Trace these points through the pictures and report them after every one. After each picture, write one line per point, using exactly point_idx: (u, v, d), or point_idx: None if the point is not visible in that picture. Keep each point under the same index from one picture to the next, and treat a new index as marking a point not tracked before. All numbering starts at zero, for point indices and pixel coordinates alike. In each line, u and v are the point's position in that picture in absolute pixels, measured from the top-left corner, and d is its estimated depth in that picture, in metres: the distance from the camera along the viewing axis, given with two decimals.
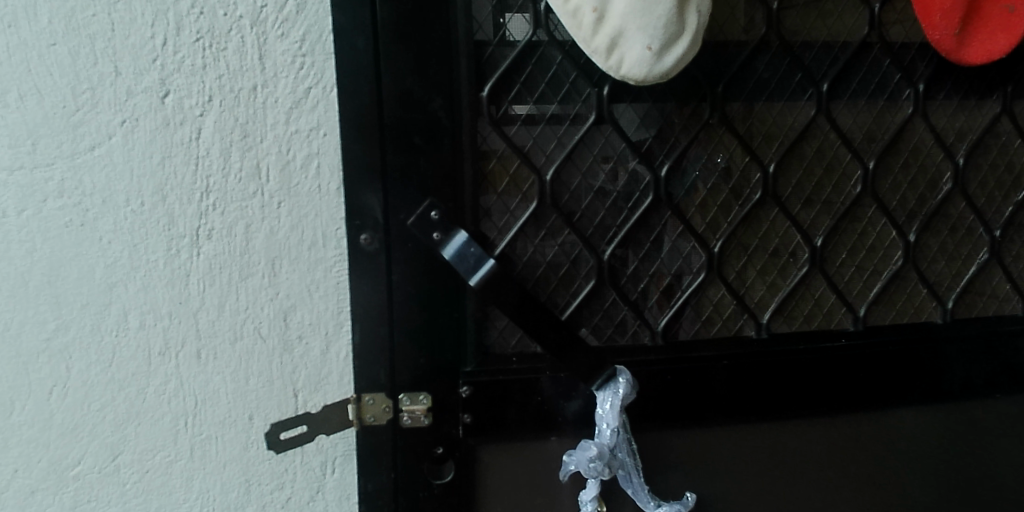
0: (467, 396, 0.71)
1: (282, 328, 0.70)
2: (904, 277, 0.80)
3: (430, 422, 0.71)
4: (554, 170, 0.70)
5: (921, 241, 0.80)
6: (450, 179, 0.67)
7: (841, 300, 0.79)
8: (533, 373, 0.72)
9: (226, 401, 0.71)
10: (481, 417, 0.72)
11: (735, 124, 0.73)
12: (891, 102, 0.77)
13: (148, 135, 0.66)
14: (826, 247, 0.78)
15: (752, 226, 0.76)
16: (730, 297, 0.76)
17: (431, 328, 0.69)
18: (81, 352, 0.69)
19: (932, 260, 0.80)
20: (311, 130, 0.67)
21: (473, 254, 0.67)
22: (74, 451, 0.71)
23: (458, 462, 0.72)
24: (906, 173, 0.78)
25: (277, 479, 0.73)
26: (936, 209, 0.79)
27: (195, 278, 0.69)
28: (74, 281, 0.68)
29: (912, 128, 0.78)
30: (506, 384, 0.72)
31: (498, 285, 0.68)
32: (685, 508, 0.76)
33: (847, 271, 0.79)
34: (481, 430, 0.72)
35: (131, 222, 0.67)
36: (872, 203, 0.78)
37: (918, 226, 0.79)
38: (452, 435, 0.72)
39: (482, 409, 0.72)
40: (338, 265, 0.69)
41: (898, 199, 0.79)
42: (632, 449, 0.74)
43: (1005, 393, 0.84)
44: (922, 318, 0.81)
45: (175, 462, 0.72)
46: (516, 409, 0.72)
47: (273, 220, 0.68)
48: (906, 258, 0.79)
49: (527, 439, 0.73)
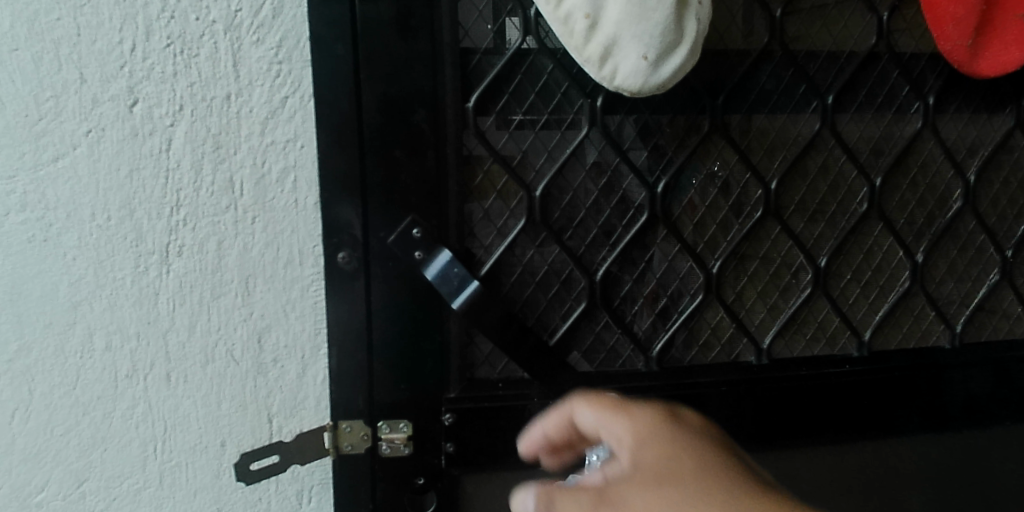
0: (450, 424, 0.68)
1: (256, 350, 0.67)
2: (911, 299, 0.76)
3: (411, 450, 0.68)
4: (544, 186, 0.66)
5: (929, 261, 0.76)
6: (433, 194, 0.64)
7: (846, 324, 0.75)
8: (520, 400, 0.69)
9: (198, 426, 0.68)
10: (465, 446, 0.68)
11: (736, 138, 0.70)
12: (900, 116, 0.73)
13: (115, 146, 0.62)
14: (830, 267, 0.74)
15: (754, 245, 0.72)
16: (729, 320, 0.73)
17: (413, 352, 0.66)
18: (44, 374, 0.65)
19: (940, 281, 0.77)
20: (288, 142, 0.63)
21: (457, 274, 0.65)
22: (35, 479, 0.67)
23: (441, 492, 0.69)
24: (914, 190, 0.75)
25: (250, 508, 0.70)
26: (946, 228, 0.76)
27: (165, 296, 0.65)
28: (38, 299, 0.64)
29: (921, 142, 0.74)
30: (490, 412, 0.68)
31: (483, 308, 0.65)
32: None
33: (852, 293, 0.75)
34: (465, 460, 0.69)
35: (97, 238, 0.63)
36: (879, 221, 0.74)
37: (926, 246, 0.75)
38: (435, 465, 0.68)
39: (467, 437, 0.68)
40: (315, 285, 0.66)
41: (906, 218, 0.75)
42: None
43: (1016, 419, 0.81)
44: (930, 343, 0.77)
45: (144, 490, 0.68)
46: (503, 436, 0.69)
47: (247, 236, 0.64)
48: (914, 279, 0.76)
49: (513, 469, 0.70)
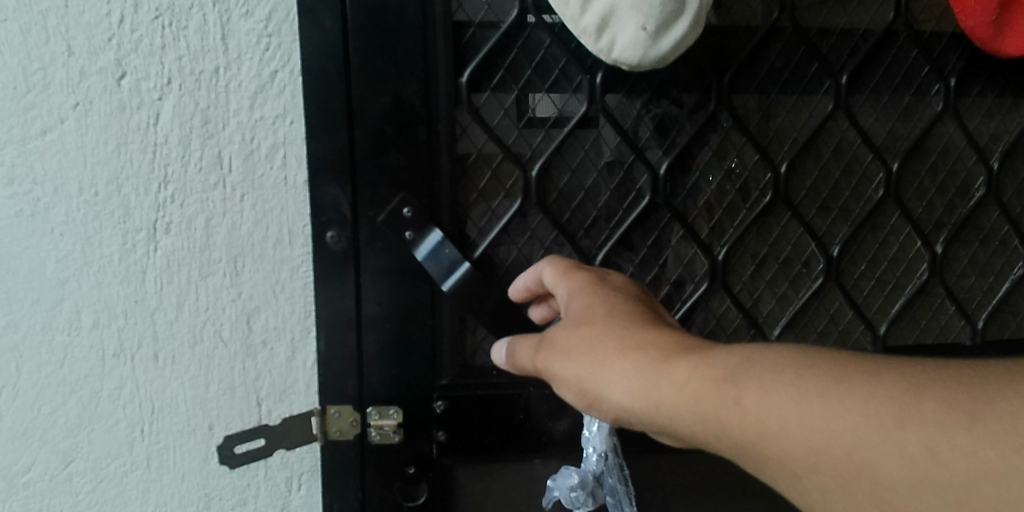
0: (442, 412, 0.66)
1: (245, 331, 0.65)
2: (930, 293, 0.73)
3: (401, 438, 0.65)
4: (540, 166, 0.64)
5: (949, 253, 0.72)
6: (425, 173, 0.62)
7: (860, 317, 0.72)
8: (515, 389, 0.67)
9: (185, 408, 0.66)
10: (457, 436, 0.66)
11: (744, 119, 0.67)
12: (919, 98, 0.70)
13: (103, 120, 0.61)
14: (843, 257, 0.71)
15: (762, 233, 0.69)
16: (735, 311, 0.70)
17: (404, 335, 0.64)
18: (32, 351, 0.64)
19: (961, 274, 0.73)
20: (277, 118, 0.62)
21: (447, 256, 0.63)
22: (24, 458, 0.66)
23: (432, 483, 0.67)
24: (933, 177, 0.71)
25: (238, 494, 0.68)
26: (967, 218, 0.72)
27: (152, 274, 0.64)
28: (25, 275, 0.63)
29: (941, 127, 0.71)
30: (484, 400, 0.66)
31: (473, 290, 0.64)
32: None
33: (867, 284, 0.72)
34: (457, 450, 0.67)
35: (84, 213, 0.62)
36: (896, 210, 0.71)
37: (946, 237, 0.72)
38: (426, 454, 0.66)
39: (460, 425, 0.66)
40: (305, 265, 0.64)
41: (924, 206, 0.71)
42: (624, 474, 0.68)
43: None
44: (949, 339, 0.74)
45: (131, 473, 0.67)
46: (497, 428, 0.67)
47: (236, 214, 0.63)
48: (932, 271, 0.72)
49: (508, 461, 0.68)
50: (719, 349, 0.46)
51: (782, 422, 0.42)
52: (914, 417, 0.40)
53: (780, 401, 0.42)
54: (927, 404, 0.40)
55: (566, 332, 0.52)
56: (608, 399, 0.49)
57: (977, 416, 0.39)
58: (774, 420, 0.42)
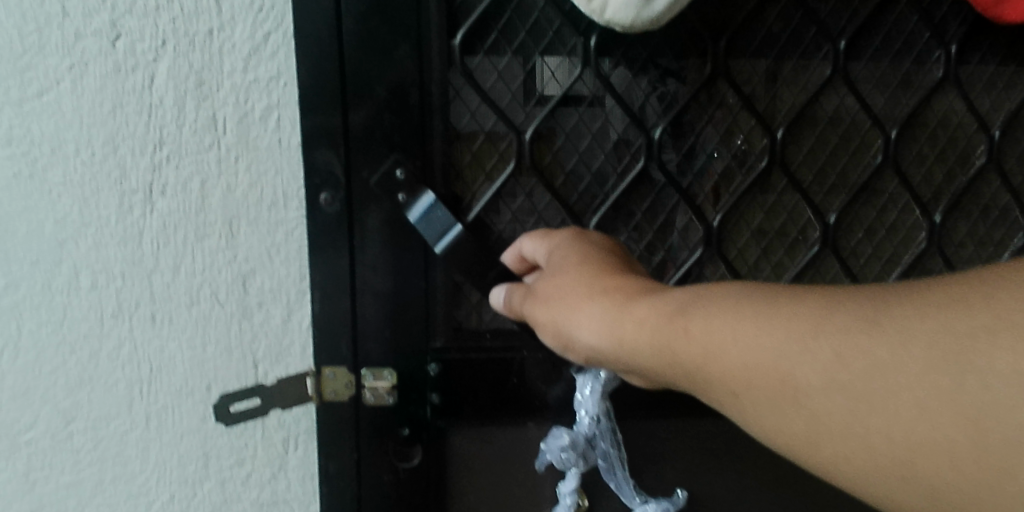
0: (436, 373, 0.67)
1: (241, 293, 0.66)
2: (928, 264, 0.72)
3: (395, 401, 0.66)
4: (534, 129, 0.64)
5: (948, 224, 0.72)
6: (418, 135, 0.62)
7: (857, 286, 0.72)
8: (509, 352, 0.67)
9: (183, 369, 0.67)
10: (451, 398, 0.67)
11: (740, 83, 0.66)
12: (919, 65, 0.69)
13: (97, 81, 0.61)
14: (840, 225, 0.71)
15: (758, 200, 0.69)
16: (730, 278, 0.70)
17: (398, 298, 0.65)
18: (32, 311, 0.65)
19: (960, 245, 0.72)
20: (271, 80, 0.62)
21: (440, 218, 0.62)
22: (26, 416, 0.68)
23: (426, 445, 0.68)
24: (933, 145, 0.71)
25: (236, 454, 0.69)
26: (966, 187, 0.71)
27: (149, 236, 0.64)
28: (24, 236, 0.64)
29: (942, 95, 0.70)
30: (478, 362, 0.67)
31: (465, 253, 0.63)
32: (673, 507, 0.71)
33: (863, 253, 0.71)
34: (451, 412, 0.68)
35: (82, 175, 0.63)
36: (894, 178, 0.70)
37: (945, 206, 0.71)
38: (420, 417, 0.67)
39: (453, 387, 0.67)
40: (299, 228, 0.65)
41: (923, 174, 0.71)
42: (618, 440, 0.70)
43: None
44: None
45: (131, 432, 0.68)
46: (490, 392, 0.68)
47: (231, 176, 0.64)
48: (931, 241, 0.72)
49: (502, 423, 0.68)
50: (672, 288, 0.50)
51: (721, 347, 0.46)
52: (831, 330, 0.43)
53: (718, 327, 0.46)
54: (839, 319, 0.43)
55: (544, 281, 0.56)
56: (580, 337, 0.53)
57: (877, 322, 0.42)
58: (715, 345, 0.46)
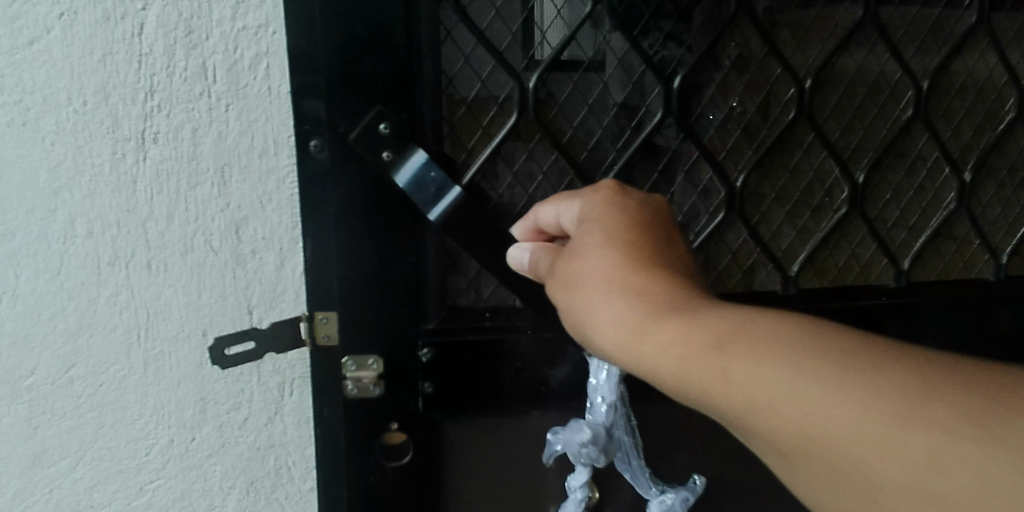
0: (426, 361, 0.69)
1: (234, 241, 0.67)
2: (955, 224, 0.77)
3: (381, 391, 0.68)
4: (537, 77, 0.65)
5: (978, 182, 0.76)
6: (404, 80, 0.62)
7: (883, 252, 0.76)
8: (502, 336, 0.70)
9: (179, 315, 0.69)
10: (442, 387, 0.70)
11: (766, 30, 0.68)
12: (950, 11, 0.71)
13: (86, 30, 0.62)
14: (868, 184, 0.74)
15: (784, 157, 0.72)
16: (752, 244, 0.73)
17: (382, 263, 0.66)
18: (29, 259, 0.66)
19: (987, 205, 0.77)
20: (260, 28, 0.63)
21: (432, 180, 0.64)
22: (27, 362, 0.69)
23: (418, 435, 0.71)
24: (964, 98, 0.74)
25: (233, 399, 0.71)
26: (996, 142, 0.75)
27: (143, 184, 0.66)
28: (18, 185, 0.65)
29: (977, 41, 0.72)
30: (469, 347, 0.69)
31: (462, 215, 0.65)
32: (692, 495, 0.77)
33: (891, 212, 0.75)
34: (441, 402, 0.70)
35: (74, 123, 0.64)
36: (924, 130, 0.74)
37: (973, 163, 0.75)
38: (411, 408, 0.70)
39: (444, 376, 0.69)
40: (291, 176, 0.66)
41: (954, 129, 0.74)
42: (632, 428, 0.73)
43: (1004, 341, 0.80)
44: (972, 273, 0.79)
45: (129, 377, 0.70)
46: (484, 377, 0.70)
47: (222, 124, 0.65)
48: (959, 200, 0.76)
49: (492, 411, 0.71)
50: (714, 309, 0.45)
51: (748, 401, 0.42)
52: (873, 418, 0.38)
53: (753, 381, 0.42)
54: (899, 377, 0.39)
55: (573, 264, 0.52)
56: (597, 331, 0.49)
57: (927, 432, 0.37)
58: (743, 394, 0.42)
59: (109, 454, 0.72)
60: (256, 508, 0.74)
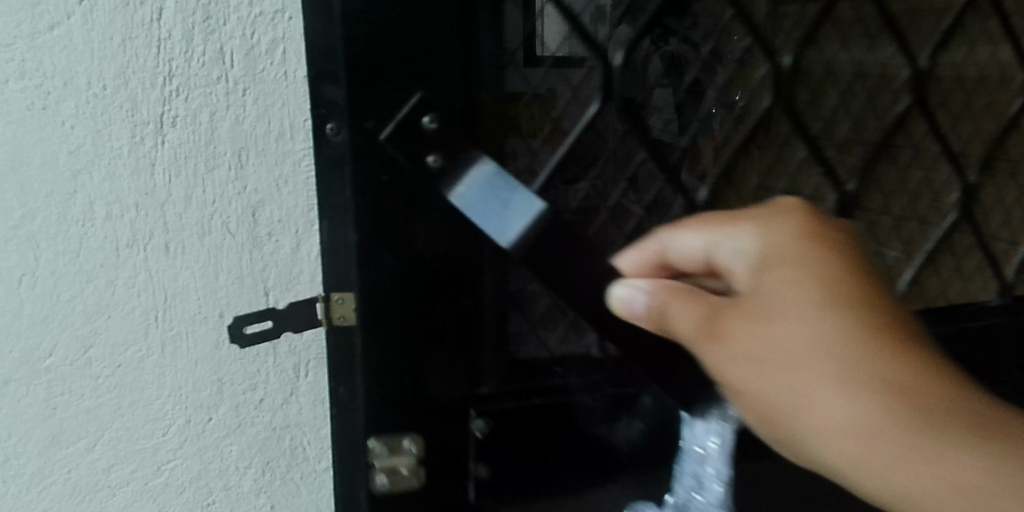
0: (480, 434, 0.72)
1: (251, 223, 0.68)
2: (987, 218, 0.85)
3: (417, 482, 0.70)
4: (620, 57, 0.67)
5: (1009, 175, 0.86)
6: (468, 59, 0.64)
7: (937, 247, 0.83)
8: (562, 401, 0.74)
9: (196, 297, 0.70)
10: (496, 466, 0.74)
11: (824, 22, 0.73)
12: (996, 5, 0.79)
13: (106, 16, 0.63)
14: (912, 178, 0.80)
15: (834, 150, 0.76)
16: None
17: (413, 264, 0.66)
18: (49, 242, 0.68)
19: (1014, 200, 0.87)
20: (276, 13, 0.64)
21: (502, 197, 0.58)
22: (46, 342, 0.70)
23: None
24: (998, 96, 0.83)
25: (249, 380, 0.72)
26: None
27: (161, 167, 0.67)
28: (38, 167, 0.66)
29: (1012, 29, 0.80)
30: (524, 420, 0.73)
31: (540, 249, 0.57)
32: None
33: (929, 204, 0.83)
34: (490, 486, 0.74)
35: (94, 107, 0.65)
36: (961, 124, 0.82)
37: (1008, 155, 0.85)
38: (456, 495, 0.73)
39: (498, 456, 0.73)
40: (306, 159, 0.68)
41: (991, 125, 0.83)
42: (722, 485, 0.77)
43: (970, 314, 0.85)
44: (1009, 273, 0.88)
45: (147, 358, 0.71)
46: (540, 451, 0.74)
47: (239, 108, 0.66)
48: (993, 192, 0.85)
49: (539, 491, 0.75)
50: (932, 415, 0.45)
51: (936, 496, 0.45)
52: None
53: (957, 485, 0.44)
54: None
55: (767, 327, 0.48)
56: (797, 411, 0.47)
57: None
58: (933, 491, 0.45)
59: (127, 435, 0.73)
60: (271, 488, 0.75)
